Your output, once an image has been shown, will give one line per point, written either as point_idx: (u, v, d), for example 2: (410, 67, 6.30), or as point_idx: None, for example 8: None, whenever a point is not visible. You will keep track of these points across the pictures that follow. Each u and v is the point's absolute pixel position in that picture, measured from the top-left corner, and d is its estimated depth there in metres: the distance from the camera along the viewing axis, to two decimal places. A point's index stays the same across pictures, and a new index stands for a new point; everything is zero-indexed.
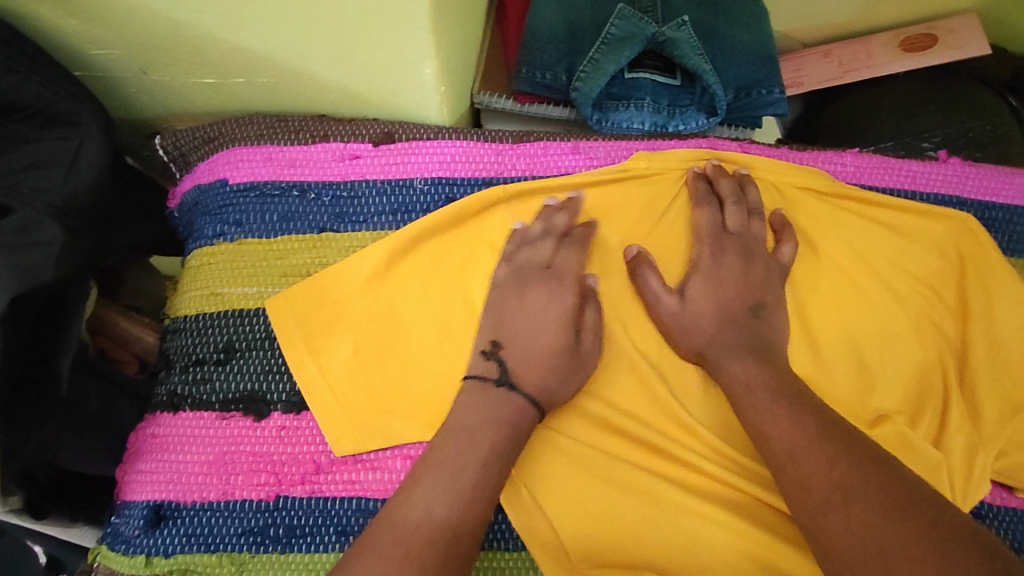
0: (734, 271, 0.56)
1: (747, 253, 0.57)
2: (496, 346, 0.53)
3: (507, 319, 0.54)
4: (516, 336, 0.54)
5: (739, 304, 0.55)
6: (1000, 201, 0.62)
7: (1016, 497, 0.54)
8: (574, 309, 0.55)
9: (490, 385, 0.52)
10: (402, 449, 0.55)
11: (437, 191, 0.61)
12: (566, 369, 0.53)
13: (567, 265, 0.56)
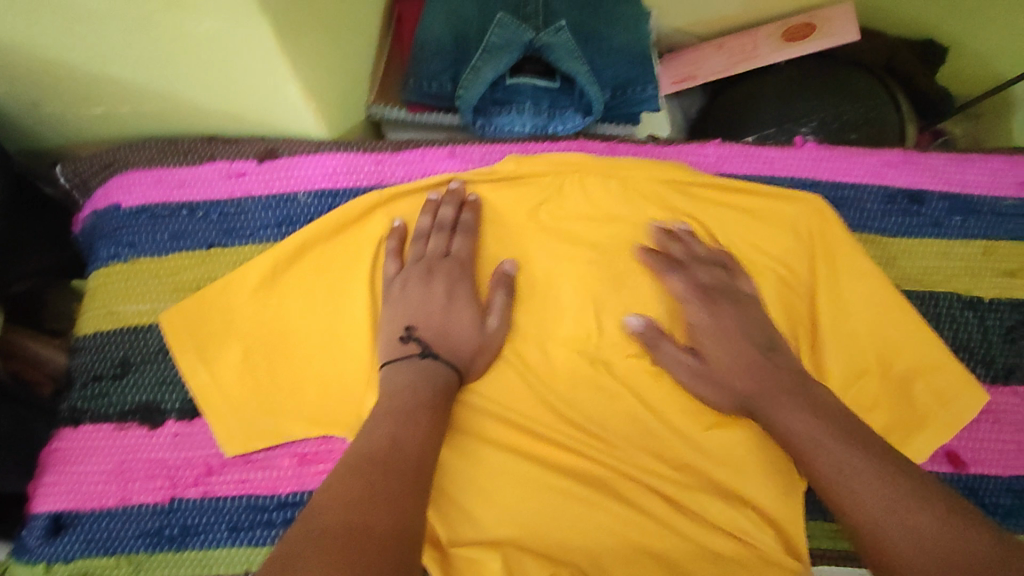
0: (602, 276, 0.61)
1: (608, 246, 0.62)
2: (413, 329, 0.58)
3: (425, 301, 0.59)
4: (434, 316, 0.58)
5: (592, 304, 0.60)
6: (852, 181, 0.66)
7: None
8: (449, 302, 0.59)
9: (416, 360, 0.56)
10: (290, 447, 0.59)
11: (320, 203, 0.64)
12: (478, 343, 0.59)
13: (440, 265, 0.61)
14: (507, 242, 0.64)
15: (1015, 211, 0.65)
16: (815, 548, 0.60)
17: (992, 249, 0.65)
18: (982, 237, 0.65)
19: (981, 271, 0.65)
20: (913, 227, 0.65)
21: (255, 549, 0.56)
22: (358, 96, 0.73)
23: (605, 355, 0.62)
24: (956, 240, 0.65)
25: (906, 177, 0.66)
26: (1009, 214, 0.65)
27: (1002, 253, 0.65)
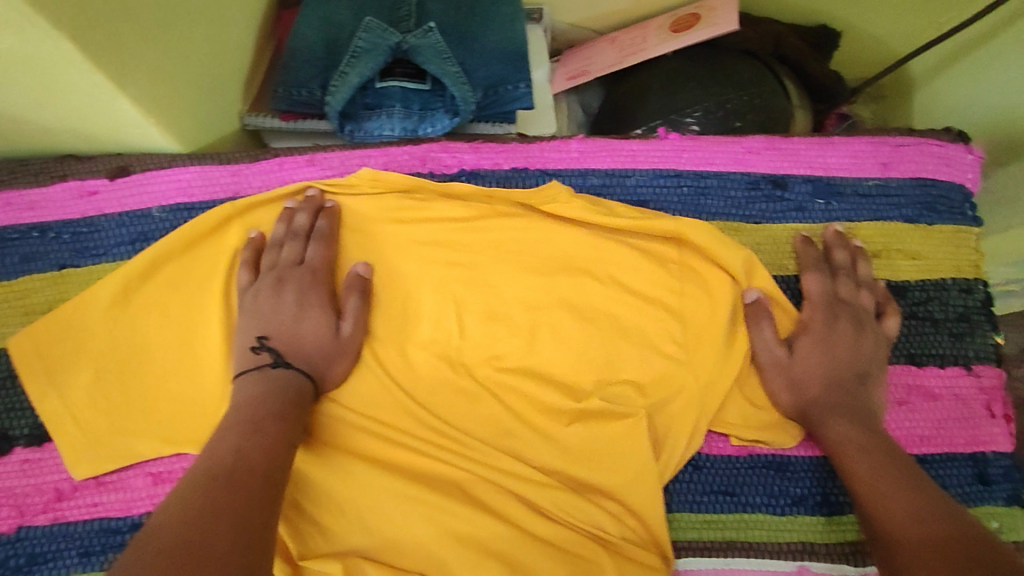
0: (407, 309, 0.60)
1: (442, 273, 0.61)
2: (265, 339, 0.58)
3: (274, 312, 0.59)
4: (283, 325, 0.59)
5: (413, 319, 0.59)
6: (716, 170, 0.65)
7: (733, 444, 0.60)
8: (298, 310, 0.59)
9: (265, 370, 0.56)
10: (144, 466, 0.59)
11: (175, 217, 0.65)
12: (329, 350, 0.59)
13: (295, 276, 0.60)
14: (370, 250, 0.64)
15: (878, 191, 0.65)
16: (684, 539, 0.58)
17: (854, 231, 0.65)
18: (844, 220, 0.65)
19: None
20: (776, 213, 0.65)
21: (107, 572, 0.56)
22: (223, 109, 0.72)
23: (466, 357, 0.61)
24: (819, 224, 0.65)
25: (771, 163, 0.65)
26: (871, 194, 0.65)
27: (864, 235, 0.65)
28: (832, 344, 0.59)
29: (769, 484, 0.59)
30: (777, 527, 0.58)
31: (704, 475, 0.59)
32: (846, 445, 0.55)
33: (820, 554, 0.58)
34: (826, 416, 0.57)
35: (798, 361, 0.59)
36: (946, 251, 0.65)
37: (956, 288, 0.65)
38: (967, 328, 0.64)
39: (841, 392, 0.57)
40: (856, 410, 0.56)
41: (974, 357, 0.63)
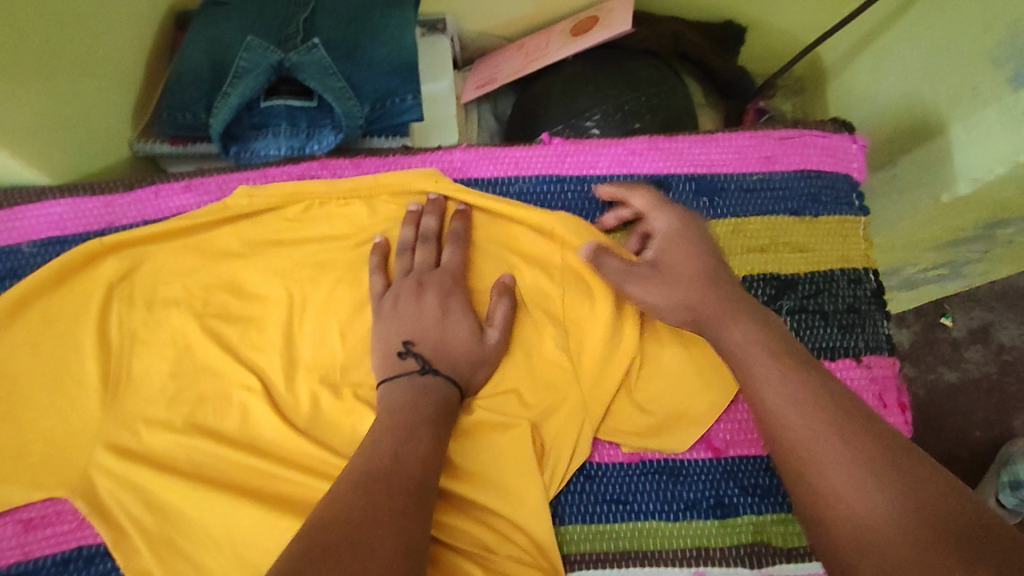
0: (473, 327, 0.57)
1: (448, 292, 0.58)
2: (412, 344, 0.56)
3: (421, 317, 0.57)
4: (432, 331, 0.56)
5: (458, 344, 0.56)
6: (598, 173, 0.66)
7: (624, 452, 0.59)
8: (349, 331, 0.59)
9: (417, 377, 0.54)
10: (14, 514, 0.56)
11: (46, 251, 0.63)
12: (478, 355, 0.57)
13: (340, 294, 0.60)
14: (248, 273, 0.62)
15: (762, 185, 0.66)
16: (577, 552, 0.57)
17: (741, 227, 0.65)
18: (729, 216, 0.65)
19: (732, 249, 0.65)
20: None
21: None
22: (103, 137, 0.70)
23: (351, 377, 0.59)
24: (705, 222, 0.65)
25: (653, 163, 0.66)
26: (756, 189, 0.66)
27: (751, 230, 0.65)
28: (683, 239, 0.57)
29: (662, 489, 0.58)
30: (671, 534, 0.57)
31: (595, 485, 0.58)
32: (744, 344, 0.50)
33: (716, 559, 0.57)
34: (737, 350, 0.50)
35: (658, 282, 0.56)
36: (833, 242, 0.66)
37: (845, 279, 0.65)
38: (856, 318, 0.64)
39: (714, 284, 0.54)
40: (728, 305, 0.53)
41: (863, 348, 0.64)
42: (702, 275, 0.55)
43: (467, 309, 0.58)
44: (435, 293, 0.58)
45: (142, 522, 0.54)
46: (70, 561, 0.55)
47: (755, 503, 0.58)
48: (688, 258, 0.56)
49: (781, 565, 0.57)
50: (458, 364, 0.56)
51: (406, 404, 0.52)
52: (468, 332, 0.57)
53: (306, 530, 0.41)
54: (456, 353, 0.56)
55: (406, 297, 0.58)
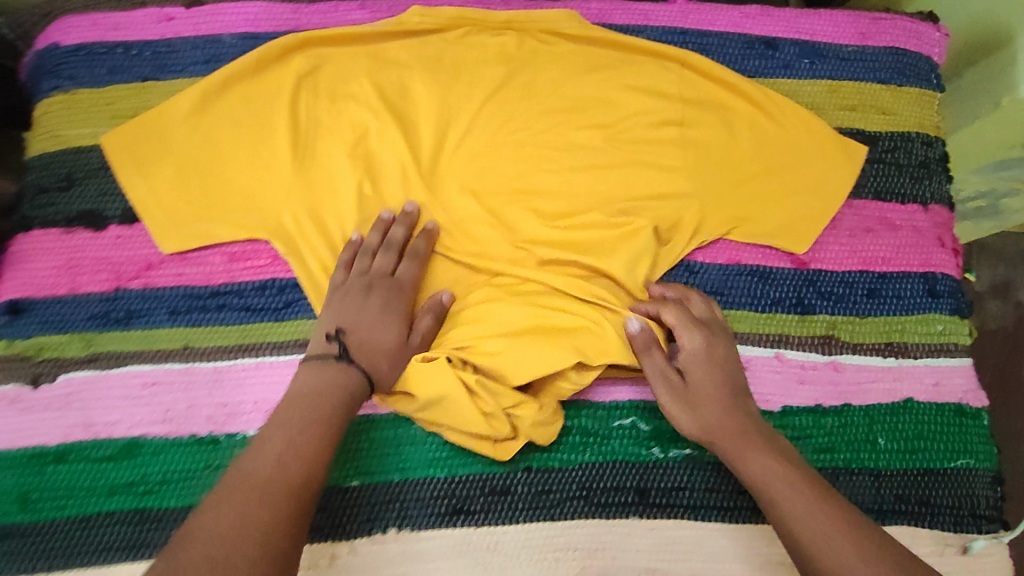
0: (715, 350, 0.63)
1: (713, 329, 0.64)
2: (343, 332, 0.60)
3: (360, 311, 0.61)
4: (369, 327, 0.60)
5: (726, 390, 0.61)
6: (716, 30, 0.76)
7: (724, 255, 0.70)
8: (356, 292, 0.62)
9: (331, 363, 0.58)
10: (221, 247, 0.67)
11: (244, 44, 0.71)
12: (398, 357, 0.61)
13: (356, 277, 0.63)
14: (413, 83, 0.71)
15: (856, 56, 0.76)
16: None
17: (835, 87, 0.75)
18: (827, 77, 0.75)
19: (826, 105, 0.74)
20: (767, 68, 0.75)
21: (193, 328, 0.65)
22: None
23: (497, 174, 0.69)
24: (805, 80, 0.75)
25: (764, 26, 0.76)
26: (851, 58, 0.76)
27: (844, 91, 0.75)
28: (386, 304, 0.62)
29: (752, 287, 0.69)
30: (760, 321, 0.69)
31: (698, 278, 0.69)
32: (765, 476, 0.55)
33: (794, 343, 0.68)
34: (747, 452, 0.57)
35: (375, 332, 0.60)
36: (912, 109, 0.75)
37: (920, 140, 0.74)
38: (928, 173, 0.74)
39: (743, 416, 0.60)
40: (734, 435, 0.58)
41: (930, 197, 0.73)
42: (721, 386, 0.61)
43: (719, 336, 0.64)
44: (376, 296, 0.62)
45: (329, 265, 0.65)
46: (268, 287, 0.66)
47: (831, 305, 0.69)
48: (712, 384, 0.61)
49: (847, 355, 0.68)
50: (724, 411, 0.60)
51: (326, 401, 0.55)
52: (722, 373, 0.62)
53: (229, 505, 0.46)
54: (698, 377, 0.62)
55: (353, 296, 0.61)
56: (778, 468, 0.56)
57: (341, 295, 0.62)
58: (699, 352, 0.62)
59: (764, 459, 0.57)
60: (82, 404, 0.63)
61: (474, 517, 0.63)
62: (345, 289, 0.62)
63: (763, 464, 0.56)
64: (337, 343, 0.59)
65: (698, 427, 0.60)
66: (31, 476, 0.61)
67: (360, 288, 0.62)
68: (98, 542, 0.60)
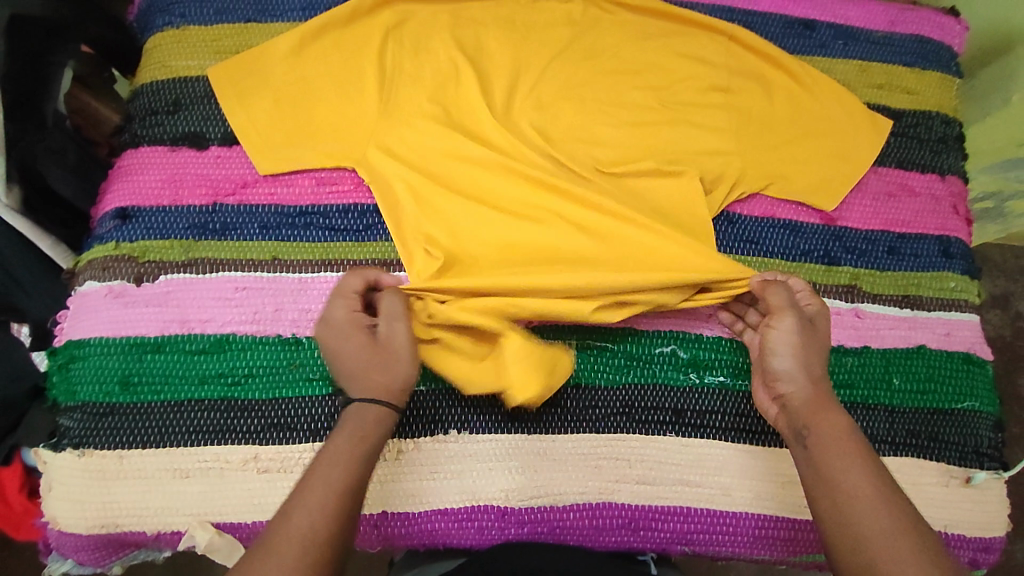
0: (818, 331, 0.64)
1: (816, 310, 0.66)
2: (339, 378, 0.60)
3: (342, 344, 0.60)
4: (340, 351, 0.60)
5: (816, 370, 0.62)
6: (760, 10, 0.84)
7: (760, 210, 0.77)
8: (338, 344, 0.60)
9: (346, 409, 0.58)
10: (310, 173, 0.74)
11: None
12: (377, 368, 0.59)
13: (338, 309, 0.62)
14: (488, 40, 0.79)
15: (885, 41, 0.84)
16: None
17: (865, 68, 0.83)
18: (858, 58, 0.83)
19: (857, 82, 0.82)
20: (805, 47, 0.83)
21: (281, 243, 0.72)
22: None
23: (558, 127, 0.76)
24: (838, 59, 0.83)
25: (803, 10, 0.84)
26: (880, 42, 0.84)
27: (873, 71, 0.83)
28: (370, 335, 0.60)
29: (785, 238, 0.77)
30: (790, 268, 0.76)
31: (736, 227, 0.77)
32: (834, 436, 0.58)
33: (820, 291, 0.75)
34: (820, 410, 0.60)
35: (377, 372, 0.59)
36: (935, 91, 0.83)
37: (940, 119, 0.82)
38: (946, 149, 0.81)
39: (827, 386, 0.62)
40: (818, 396, 0.61)
41: (947, 170, 0.81)
42: (821, 363, 0.63)
43: (820, 318, 0.66)
44: (336, 322, 0.61)
45: (408, 193, 0.72)
46: (350, 211, 0.73)
47: (855, 259, 0.77)
48: (815, 354, 0.63)
49: (868, 303, 0.76)
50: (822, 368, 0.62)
51: (375, 432, 0.57)
52: (819, 356, 0.63)
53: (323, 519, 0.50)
54: (785, 363, 0.62)
55: (343, 326, 0.61)
56: (842, 434, 0.58)
57: (329, 328, 0.61)
58: (816, 331, 0.64)
59: (835, 419, 0.59)
60: (178, 302, 0.69)
61: (527, 424, 0.69)
62: (327, 318, 0.62)
63: (835, 423, 0.59)
64: (340, 392, 0.60)
65: (794, 377, 0.62)
66: (132, 362, 0.68)
67: (346, 326, 0.61)
68: (188, 424, 0.67)
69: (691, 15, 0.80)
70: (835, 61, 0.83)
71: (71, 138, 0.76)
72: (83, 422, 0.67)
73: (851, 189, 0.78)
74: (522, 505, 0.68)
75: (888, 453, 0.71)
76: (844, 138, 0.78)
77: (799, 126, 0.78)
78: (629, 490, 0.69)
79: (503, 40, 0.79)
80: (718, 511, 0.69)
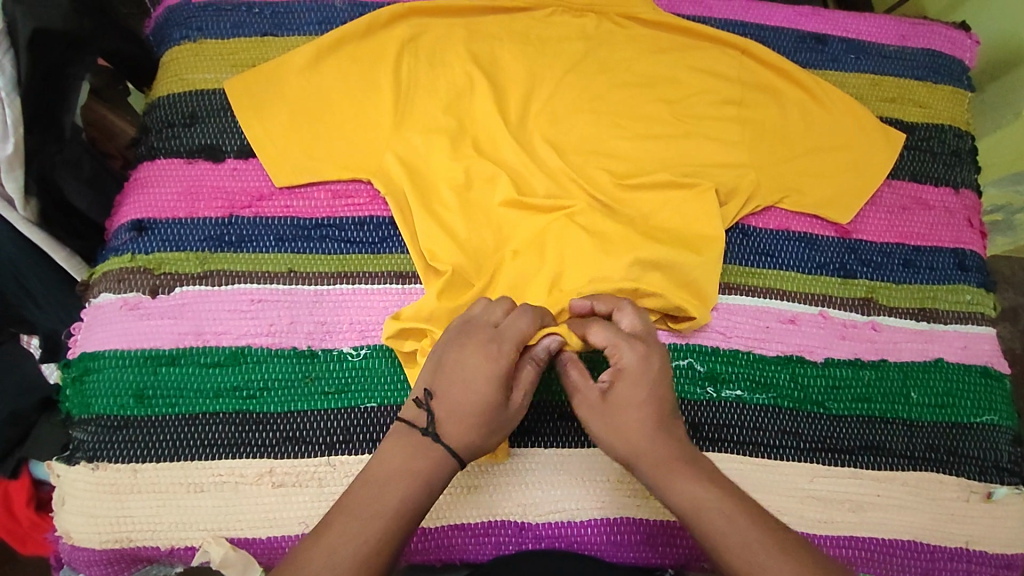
0: (625, 381, 0.57)
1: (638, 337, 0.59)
2: (431, 396, 0.55)
3: (459, 372, 0.55)
4: (456, 389, 0.55)
5: (644, 426, 0.56)
6: (773, 24, 0.85)
7: (775, 223, 0.77)
8: (462, 373, 0.55)
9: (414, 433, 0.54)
10: (325, 186, 0.74)
11: (353, 10, 0.81)
12: (494, 426, 0.55)
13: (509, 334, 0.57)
14: (503, 53, 0.79)
15: (897, 54, 0.84)
16: (735, 283, 0.75)
17: (877, 81, 0.83)
18: (871, 71, 0.83)
19: (870, 96, 0.82)
20: (817, 60, 0.83)
21: (296, 255, 0.72)
22: None
23: (573, 140, 0.77)
24: (850, 73, 0.83)
25: (815, 24, 0.85)
26: (891, 56, 0.84)
27: (885, 85, 0.83)
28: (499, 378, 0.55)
29: (801, 251, 0.77)
30: (805, 281, 0.76)
31: (750, 240, 0.76)
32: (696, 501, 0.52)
33: (835, 304, 0.75)
34: (669, 478, 0.54)
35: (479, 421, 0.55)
36: (947, 104, 0.83)
37: (953, 133, 0.82)
38: (959, 162, 0.81)
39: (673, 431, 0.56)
40: (660, 459, 0.55)
41: (960, 183, 0.81)
42: (642, 416, 0.56)
43: (642, 353, 0.58)
44: (473, 347, 0.56)
45: (422, 205, 0.72)
46: (366, 223, 0.73)
47: (870, 271, 0.77)
48: (638, 408, 0.56)
49: (883, 316, 0.75)
50: (655, 432, 0.55)
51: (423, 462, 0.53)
52: (634, 414, 0.56)
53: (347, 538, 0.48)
54: (619, 433, 0.56)
55: (471, 350, 0.56)
56: (712, 503, 0.52)
57: (459, 349, 0.56)
58: (620, 383, 0.57)
59: (695, 486, 0.53)
60: (193, 314, 0.69)
61: (543, 438, 0.68)
62: (466, 337, 0.57)
63: (693, 492, 0.53)
64: (424, 410, 0.55)
65: (627, 448, 0.56)
66: (146, 375, 0.67)
67: (478, 355, 0.56)
68: (203, 437, 0.66)
69: (704, 28, 0.81)
70: (848, 74, 0.83)
71: (88, 150, 0.75)
72: (96, 435, 0.66)
73: (866, 201, 0.78)
74: (539, 520, 0.67)
75: (907, 468, 0.70)
76: (859, 151, 0.78)
77: (813, 139, 0.79)
78: (648, 505, 0.68)
79: (519, 53, 0.79)
80: None
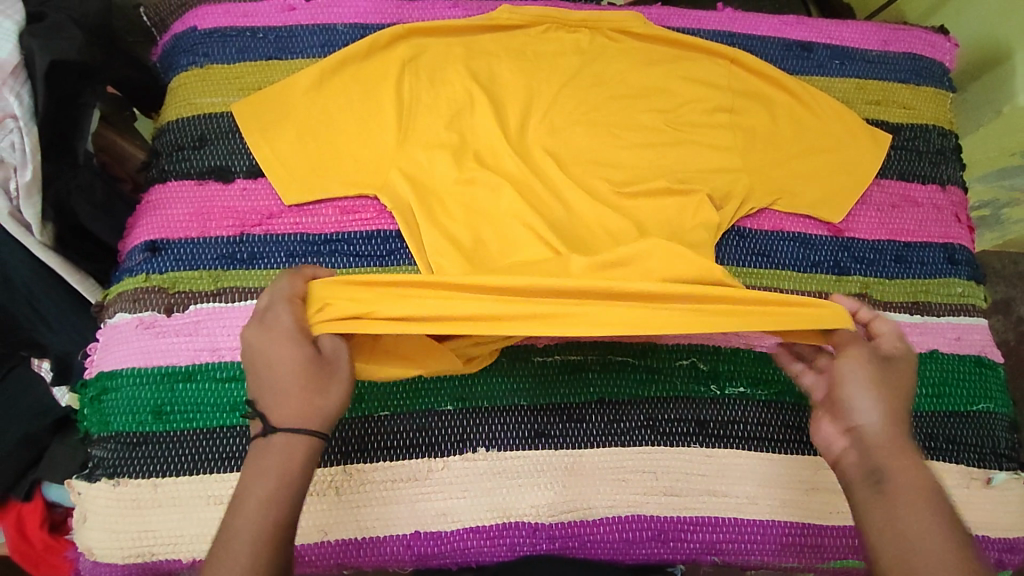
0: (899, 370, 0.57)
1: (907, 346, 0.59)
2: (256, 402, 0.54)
3: (265, 359, 0.54)
4: (268, 382, 0.54)
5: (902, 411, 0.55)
6: (760, 34, 0.88)
7: (769, 224, 0.80)
8: (266, 361, 0.54)
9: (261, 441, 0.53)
10: (332, 202, 0.76)
11: (354, 32, 0.83)
12: (320, 394, 0.54)
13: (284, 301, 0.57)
14: (501, 70, 0.82)
15: (880, 59, 0.87)
16: (733, 283, 0.77)
17: (862, 85, 0.86)
18: (856, 75, 0.86)
19: (855, 99, 0.85)
20: (804, 67, 0.86)
21: None
22: None
23: (571, 151, 0.79)
24: (836, 78, 0.86)
25: (800, 32, 0.88)
26: (875, 61, 0.87)
27: (869, 88, 0.86)
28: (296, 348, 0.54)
29: (795, 251, 0.79)
30: (801, 280, 0.78)
31: (747, 241, 0.79)
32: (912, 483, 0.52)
33: None
34: (898, 460, 0.52)
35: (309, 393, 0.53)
36: (930, 105, 0.86)
37: (937, 132, 0.85)
38: (944, 160, 0.84)
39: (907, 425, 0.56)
40: (898, 435, 0.53)
41: (947, 180, 0.84)
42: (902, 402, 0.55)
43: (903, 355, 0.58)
44: (260, 332, 0.55)
45: (428, 218, 0.74)
46: (373, 237, 0.76)
47: (864, 268, 0.79)
48: (901, 392, 0.56)
49: (879, 310, 0.77)
50: (900, 416, 0.55)
51: (281, 454, 0.52)
52: (897, 394, 0.55)
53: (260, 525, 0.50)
54: (875, 398, 0.54)
55: (270, 334, 0.55)
56: (923, 489, 0.52)
57: (255, 342, 0.55)
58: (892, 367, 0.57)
59: (920, 474, 0.52)
60: (208, 331, 0.71)
61: (553, 440, 0.70)
62: (255, 327, 0.55)
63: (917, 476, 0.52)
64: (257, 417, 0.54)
65: (880, 413, 0.54)
66: (163, 392, 0.69)
67: (273, 335, 0.55)
68: (220, 451, 0.68)
69: (694, 40, 0.84)
70: (833, 79, 0.86)
71: (100, 175, 0.77)
72: (116, 452, 0.68)
73: (856, 201, 0.81)
74: (552, 521, 0.68)
75: None
76: (847, 152, 0.81)
77: (803, 142, 0.81)
78: (658, 502, 0.69)
79: (516, 69, 0.82)
80: (745, 520, 0.70)
